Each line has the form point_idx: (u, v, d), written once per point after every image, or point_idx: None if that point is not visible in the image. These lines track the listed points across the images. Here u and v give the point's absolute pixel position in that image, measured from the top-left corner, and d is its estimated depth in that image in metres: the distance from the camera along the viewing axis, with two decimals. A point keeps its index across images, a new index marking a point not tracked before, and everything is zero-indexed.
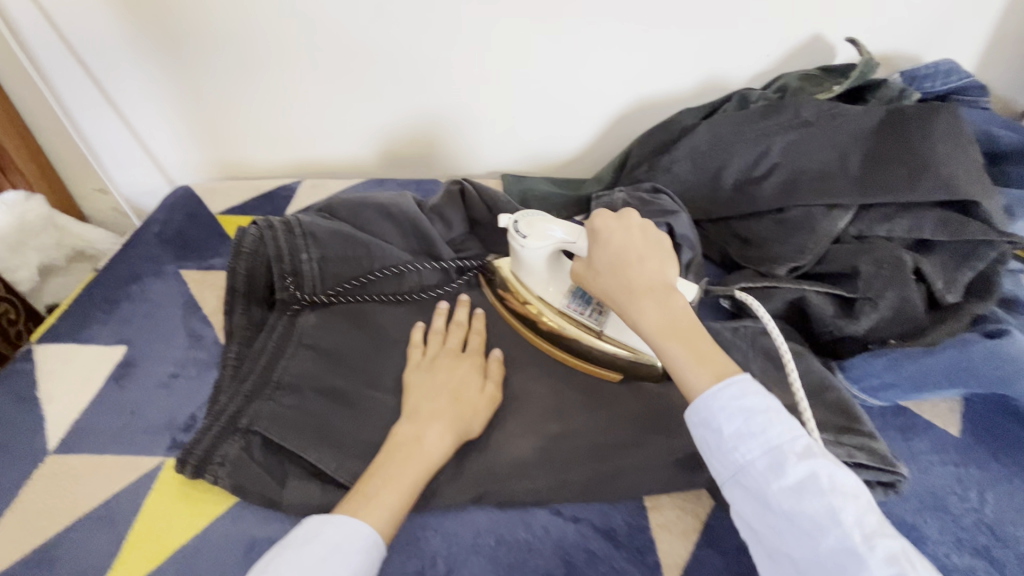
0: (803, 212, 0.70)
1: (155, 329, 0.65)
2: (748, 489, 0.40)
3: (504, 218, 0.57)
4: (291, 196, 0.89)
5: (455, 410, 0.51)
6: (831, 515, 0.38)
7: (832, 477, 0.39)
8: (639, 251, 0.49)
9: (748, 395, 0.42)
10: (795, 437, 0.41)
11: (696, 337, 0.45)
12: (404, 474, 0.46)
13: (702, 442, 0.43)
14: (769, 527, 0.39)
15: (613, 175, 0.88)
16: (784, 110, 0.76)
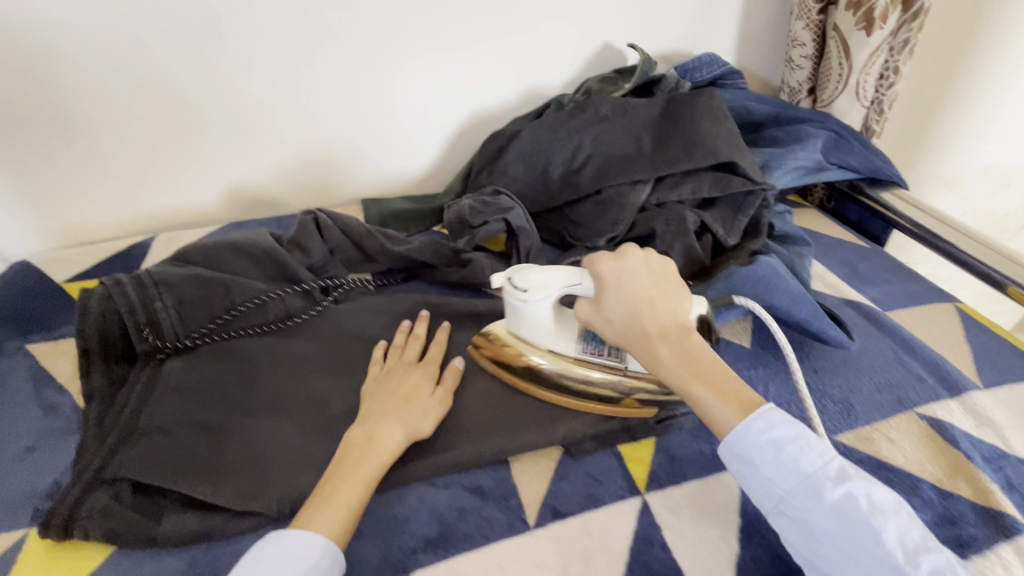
0: (614, 191, 0.83)
1: (2, 409, 0.63)
2: (792, 517, 0.45)
3: (502, 279, 0.60)
4: (145, 252, 0.88)
5: (403, 410, 0.56)
6: (874, 535, 0.42)
7: (871, 496, 0.44)
8: (651, 294, 0.53)
9: (778, 426, 0.46)
10: (828, 460, 0.46)
11: (718, 375, 0.49)
12: (359, 467, 0.50)
13: (739, 472, 0.48)
14: (817, 552, 0.44)
15: (461, 185, 0.97)
16: (588, 107, 0.89)
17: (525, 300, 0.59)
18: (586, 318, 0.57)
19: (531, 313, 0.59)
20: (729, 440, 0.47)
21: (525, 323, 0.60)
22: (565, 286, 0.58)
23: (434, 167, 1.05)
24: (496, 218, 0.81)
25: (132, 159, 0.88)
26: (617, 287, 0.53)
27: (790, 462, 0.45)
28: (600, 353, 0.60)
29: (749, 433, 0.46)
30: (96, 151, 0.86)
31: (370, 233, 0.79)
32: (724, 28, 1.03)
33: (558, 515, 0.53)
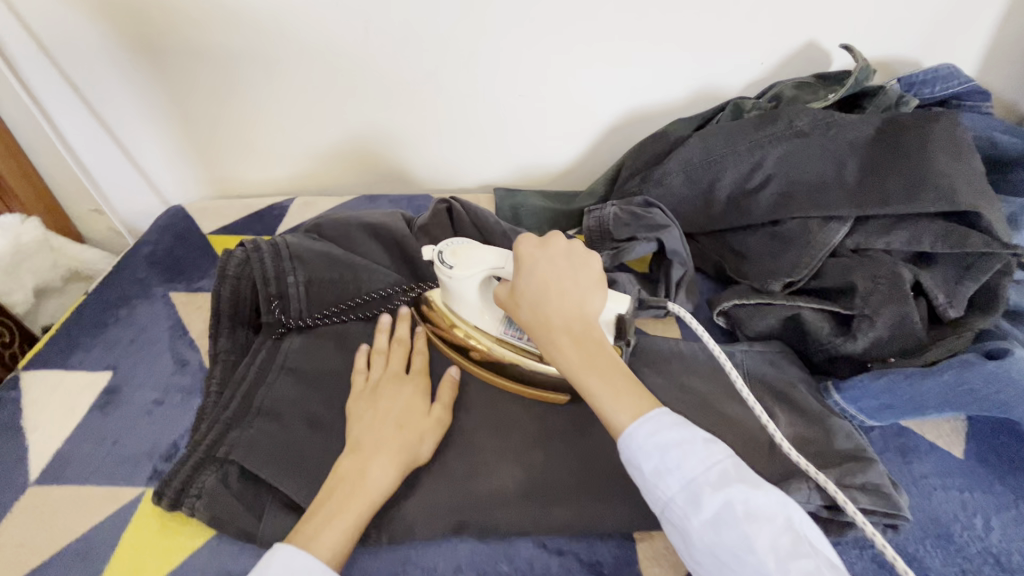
0: (798, 225, 0.68)
1: (142, 354, 0.65)
2: (676, 525, 0.41)
3: (431, 250, 0.54)
4: (283, 214, 0.89)
5: (398, 439, 0.48)
6: (748, 546, 0.38)
7: (749, 504, 0.39)
8: (561, 284, 0.47)
9: (666, 429, 0.42)
10: (713, 463, 0.41)
11: (612, 370, 0.45)
12: (345, 509, 0.44)
13: (634, 477, 0.43)
14: (697, 559, 0.40)
15: (605, 188, 0.87)
16: (779, 118, 0.73)
17: (450, 277, 0.53)
18: (508, 310, 0.50)
19: (456, 288, 0.53)
20: (620, 442, 0.43)
21: (451, 298, 0.55)
22: (493, 267, 0.52)
23: (575, 163, 0.96)
24: (647, 237, 0.71)
25: (283, 121, 0.89)
26: (533, 270, 0.47)
27: (671, 467, 0.41)
28: (530, 336, 0.54)
29: (634, 438, 0.42)
30: (254, 110, 0.87)
31: (505, 233, 0.72)
32: (975, 33, 0.81)
33: None
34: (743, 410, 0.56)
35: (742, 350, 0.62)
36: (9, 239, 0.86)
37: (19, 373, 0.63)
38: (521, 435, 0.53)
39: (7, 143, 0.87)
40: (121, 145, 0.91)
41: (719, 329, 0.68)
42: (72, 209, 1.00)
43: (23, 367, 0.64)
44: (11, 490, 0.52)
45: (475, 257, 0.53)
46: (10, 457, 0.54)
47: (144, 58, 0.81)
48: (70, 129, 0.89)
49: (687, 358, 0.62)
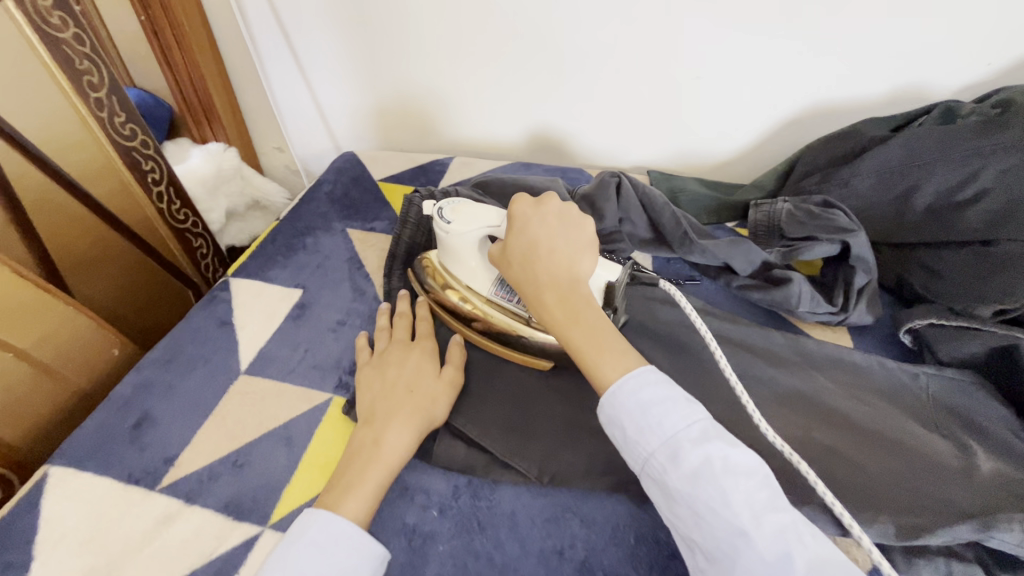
0: (1016, 248, 0.60)
1: (326, 279, 0.72)
2: (653, 481, 0.41)
3: (433, 206, 0.56)
4: (444, 171, 0.94)
5: (410, 403, 0.50)
6: (723, 498, 0.37)
7: (728, 458, 0.39)
8: (552, 243, 0.47)
9: (650, 385, 0.42)
10: (693, 421, 0.40)
11: (577, 319, 0.45)
12: (367, 474, 0.46)
13: (615, 437, 0.43)
14: (678, 515, 0.40)
15: (776, 184, 0.82)
16: (1011, 124, 0.63)
17: (446, 233, 0.54)
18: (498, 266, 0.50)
19: (450, 242, 0.54)
20: (606, 396, 0.42)
21: (450, 254, 0.56)
22: (488, 227, 0.52)
23: (739, 154, 0.92)
24: (829, 239, 0.65)
25: (455, 82, 0.93)
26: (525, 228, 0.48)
27: (655, 423, 0.41)
28: (511, 299, 0.55)
29: (620, 392, 0.42)
30: (430, 69, 0.92)
31: (672, 216, 0.70)
32: None
33: None
34: (932, 436, 0.51)
35: (927, 371, 0.57)
36: (213, 162, 0.98)
37: (229, 278, 0.72)
38: None
39: (222, 78, 0.98)
40: (311, 91, 1.00)
41: (901, 347, 0.64)
42: (259, 145, 1.12)
43: (231, 274, 0.73)
44: (226, 374, 0.59)
45: (474, 214, 0.53)
46: (224, 346, 0.62)
47: (345, 12, 0.87)
48: (273, 73, 0.99)
49: (862, 371, 0.58)
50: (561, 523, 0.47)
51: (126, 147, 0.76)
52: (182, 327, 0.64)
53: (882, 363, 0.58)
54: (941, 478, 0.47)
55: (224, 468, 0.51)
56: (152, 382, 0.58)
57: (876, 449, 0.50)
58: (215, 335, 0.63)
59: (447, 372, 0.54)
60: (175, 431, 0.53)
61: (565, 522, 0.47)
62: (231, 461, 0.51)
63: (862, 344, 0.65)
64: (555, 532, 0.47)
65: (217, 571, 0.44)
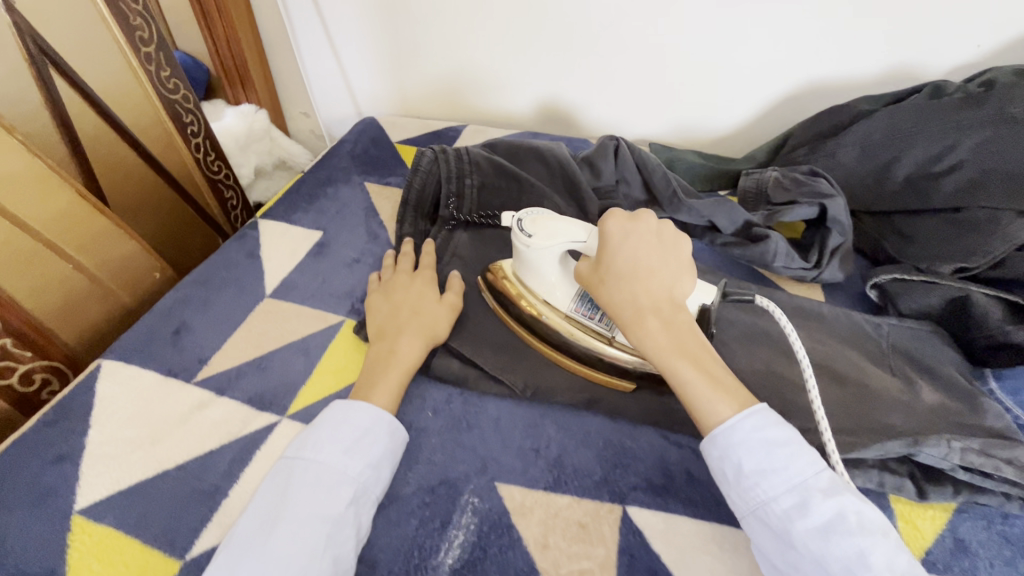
0: (985, 214, 0.65)
1: (344, 223, 0.79)
2: (769, 527, 0.42)
3: (512, 219, 0.56)
4: (457, 136, 1.00)
5: (418, 320, 0.57)
6: (860, 557, 0.38)
7: (861, 513, 0.40)
8: (651, 263, 0.48)
9: (771, 428, 0.43)
10: (817, 470, 0.42)
11: (704, 357, 0.45)
12: (386, 374, 0.53)
13: (720, 474, 0.44)
14: (796, 566, 0.40)
15: (767, 156, 0.87)
16: (987, 101, 0.67)
17: (526, 246, 0.54)
18: (588, 286, 0.51)
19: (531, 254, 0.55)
20: (715, 435, 0.44)
21: (529, 266, 0.56)
22: (573, 242, 0.53)
23: (738, 129, 0.96)
24: (808, 202, 0.70)
25: (471, 53, 0.99)
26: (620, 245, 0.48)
27: (776, 468, 0.42)
28: (591, 317, 0.55)
29: (738, 431, 0.43)
30: (448, 38, 0.97)
31: (664, 176, 0.75)
32: None
33: None
34: (884, 374, 0.57)
35: (887, 322, 0.62)
36: (245, 121, 1.06)
37: (257, 219, 0.80)
38: None
39: (256, 45, 1.06)
40: (338, 60, 1.07)
41: (869, 303, 0.69)
42: (288, 110, 1.19)
43: (259, 216, 0.80)
44: (253, 296, 0.67)
45: (556, 227, 0.54)
46: (252, 274, 0.70)
47: None
48: (303, 42, 1.06)
49: (828, 320, 0.63)
50: (540, 427, 0.53)
51: (170, 100, 0.84)
52: (215, 257, 0.72)
53: (848, 314, 0.63)
54: (881, 407, 0.53)
55: (250, 368, 0.58)
56: (188, 298, 0.65)
57: (830, 382, 0.55)
58: (244, 265, 0.71)
59: (446, 303, 0.60)
60: (207, 338, 0.61)
61: (543, 427, 0.53)
62: (255, 364, 0.59)
63: (834, 301, 0.70)
64: (533, 434, 0.52)
65: (242, 447, 0.51)
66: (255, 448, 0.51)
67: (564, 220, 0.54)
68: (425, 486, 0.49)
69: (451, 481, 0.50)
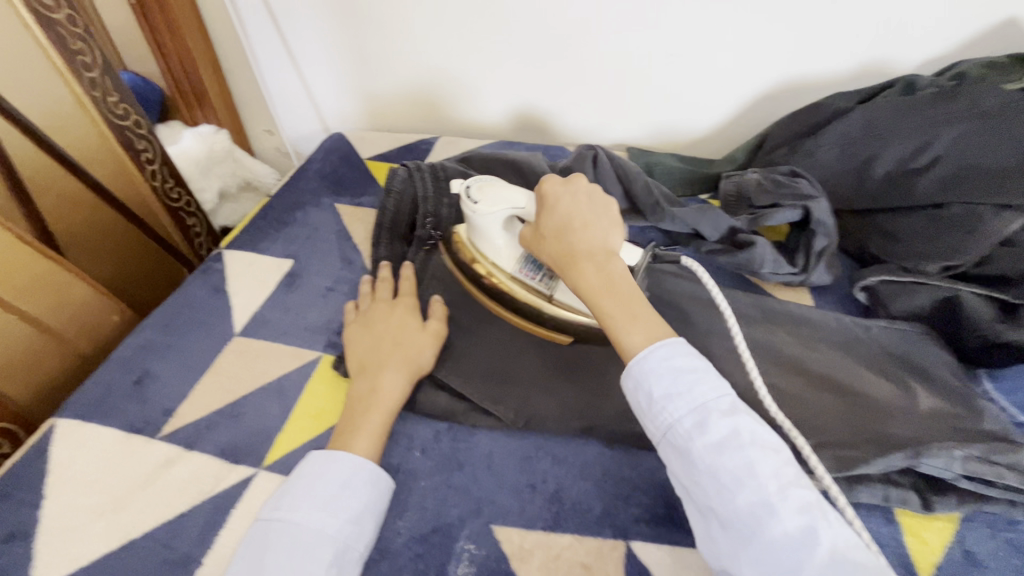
0: (966, 210, 0.65)
1: (316, 249, 0.75)
2: (676, 449, 0.41)
3: (460, 185, 0.59)
4: (431, 149, 0.97)
5: (400, 355, 0.54)
6: (749, 469, 0.38)
7: (756, 433, 0.40)
8: (584, 217, 0.50)
9: (680, 356, 0.43)
10: (720, 394, 0.42)
11: (629, 295, 0.46)
12: (368, 418, 0.50)
13: (635, 404, 0.44)
14: (694, 483, 0.40)
15: (746, 157, 0.87)
16: (961, 95, 0.66)
17: (473, 212, 0.57)
18: (531, 246, 0.54)
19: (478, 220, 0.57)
20: (633, 361, 0.43)
21: (479, 232, 0.58)
22: (515, 207, 0.55)
23: (714, 130, 0.95)
24: (792, 205, 0.69)
25: (440, 64, 0.96)
26: (555, 204, 0.51)
27: (683, 391, 0.42)
28: (536, 278, 0.57)
29: (653, 355, 0.43)
30: (413, 47, 0.94)
31: (646, 185, 0.73)
32: None
33: None
34: (880, 381, 0.55)
35: (879, 325, 0.61)
36: (205, 144, 1.01)
37: (222, 251, 0.75)
38: None
39: (213, 63, 1.01)
40: (301, 75, 1.03)
41: (858, 305, 0.68)
42: (251, 128, 1.14)
43: (224, 247, 0.76)
44: (221, 335, 0.63)
45: (500, 195, 0.56)
46: (219, 311, 0.65)
47: None
48: (262, 57, 1.01)
49: (818, 325, 0.61)
50: (535, 461, 0.51)
51: (119, 126, 0.78)
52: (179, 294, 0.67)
53: (838, 317, 0.62)
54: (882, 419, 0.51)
55: (221, 417, 0.54)
56: (150, 343, 0.61)
57: (828, 393, 0.54)
58: (210, 302, 0.67)
59: (428, 331, 0.57)
60: (173, 387, 0.57)
61: (539, 460, 0.51)
62: (227, 412, 0.55)
63: (822, 304, 0.69)
64: (529, 469, 0.50)
65: (216, 506, 0.48)
66: (230, 507, 0.48)
67: (510, 188, 0.57)
68: (417, 535, 0.46)
69: (445, 528, 0.47)
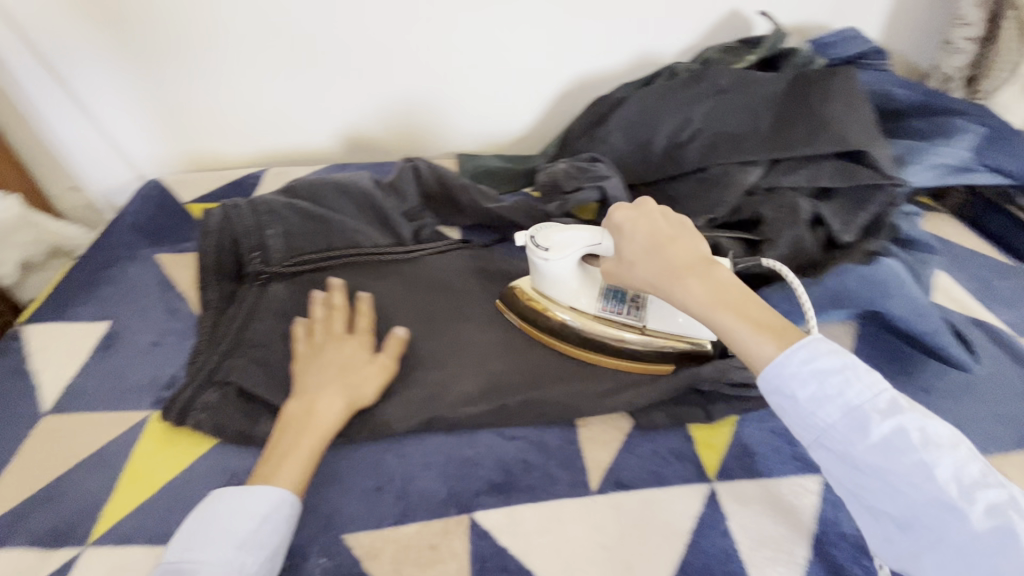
0: (721, 169, 0.78)
1: (135, 306, 0.71)
2: (832, 450, 0.44)
3: (526, 237, 0.63)
4: (258, 183, 0.94)
5: (342, 379, 0.55)
6: (925, 470, 0.41)
7: (924, 429, 0.43)
8: (670, 232, 0.54)
9: (824, 355, 0.45)
10: (880, 391, 0.44)
11: (747, 305, 0.49)
12: (301, 441, 0.50)
13: (779, 409, 0.46)
14: (863, 485, 0.43)
15: (556, 151, 0.96)
16: (703, 79, 0.84)
17: (546, 259, 0.61)
18: (613, 278, 0.58)
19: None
20: (765, 373, 0.46)
21: (546, 279, 0.63)
22: (586, 245, 0.61)
23: (529, 130, 1.04)
24: (591, 185, 0.78)
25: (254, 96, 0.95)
26: (630, 228, 0.55)
27: (832, 394, 0.44)
28: (621, 311, 0.62)
29: (787, 364, 0.45)
30: (219, 79, 0.92)
31: (464, 187, 0.79)
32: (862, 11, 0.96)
33: (622, 487, 0.53)
34: None
35: None
36: None
37: (20, 328, 0.68)
38: (482, 352, 0.64)
39: None
40: (96, 124, 0.95)
41: None
42: (47, 187, 1.03)
43: (22, 323, 0.69)
44: (28, 419, 0.58)
45: (565, 237, 0.62)
46: (23, 393, 0.60)
47: (115, 37, 0.85)
48: (45, 108, 0.92)
49: None
50: (379, 464, 0.53)
51: None
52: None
53: None
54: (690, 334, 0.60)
55: (32, 504, 0.50)
56: None
57: None
58: (9, 386, 0.61)
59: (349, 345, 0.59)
60: None
61: (382, 462, 0.54)
62: (39, 497, 0.51)
63: None
64: (373, 473, 0.53)
65: None
66: None
67: (570, 230, 0.62)
68: None
69: (295, 549, 0.48)
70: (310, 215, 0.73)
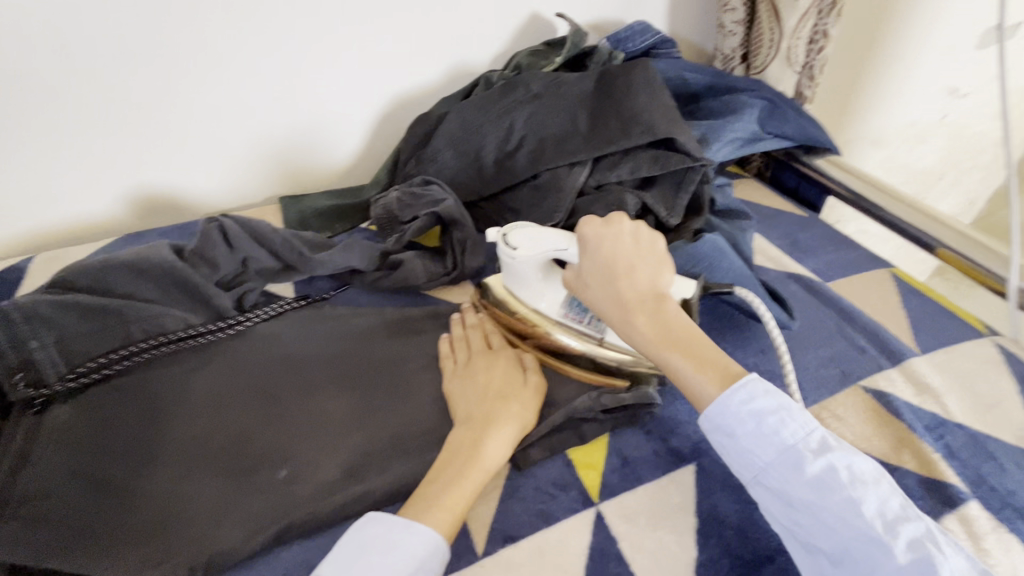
0: (551, 174, 0.78)
1: None
2: (771, 488, 0.50)
3: (498, 234, 0.68)
4: (28, 274, 0.79)
5: (489, 404, 0.62)
6: (856, 508, 0.46)
7: (851, 465, 0.48)
8: (630, 260, 0.59)
9: (759, 398, 0.50)
10: (808, 430, 0.49)
11: (690, 344, 0.54)
12: (463, 477, 0.56)
13: (721, 444, 0.52)
14: (799, 523, 0.49)
15: (388, 176, 0.92)
16: (519, 85, 0.83)
17: (512, 257, 0.67)
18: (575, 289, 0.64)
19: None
20: (706, 412, 0.51)
21: (516, 278, 0.70)
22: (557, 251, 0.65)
23: (353, 158, 1.05)
24: (423, 212, 0.78)
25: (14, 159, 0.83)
26: (597, 251, 0.59)
27: (773, 430, 0.49)
28: (580, 320, 0.70)
29: (728, 404, 0.50)
30: None
31: (286, 240, 0.75)
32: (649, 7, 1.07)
33: (507, 540, 0.57)
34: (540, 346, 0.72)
35: None
36: None
37: None
38: (323, 429, 0.62)
39: None
40: None
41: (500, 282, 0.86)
42: None
43: None
44: None
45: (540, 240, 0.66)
46: None
47: None
48: None
49: None
50: None
51: None
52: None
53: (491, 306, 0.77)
54: None
55: None
56: None
57: None
58: None
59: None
60: None
61: None
62: None
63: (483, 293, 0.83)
64: None
65: None
66: None
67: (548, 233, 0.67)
68: None
69: None
70: (93, 308, 0.63)
